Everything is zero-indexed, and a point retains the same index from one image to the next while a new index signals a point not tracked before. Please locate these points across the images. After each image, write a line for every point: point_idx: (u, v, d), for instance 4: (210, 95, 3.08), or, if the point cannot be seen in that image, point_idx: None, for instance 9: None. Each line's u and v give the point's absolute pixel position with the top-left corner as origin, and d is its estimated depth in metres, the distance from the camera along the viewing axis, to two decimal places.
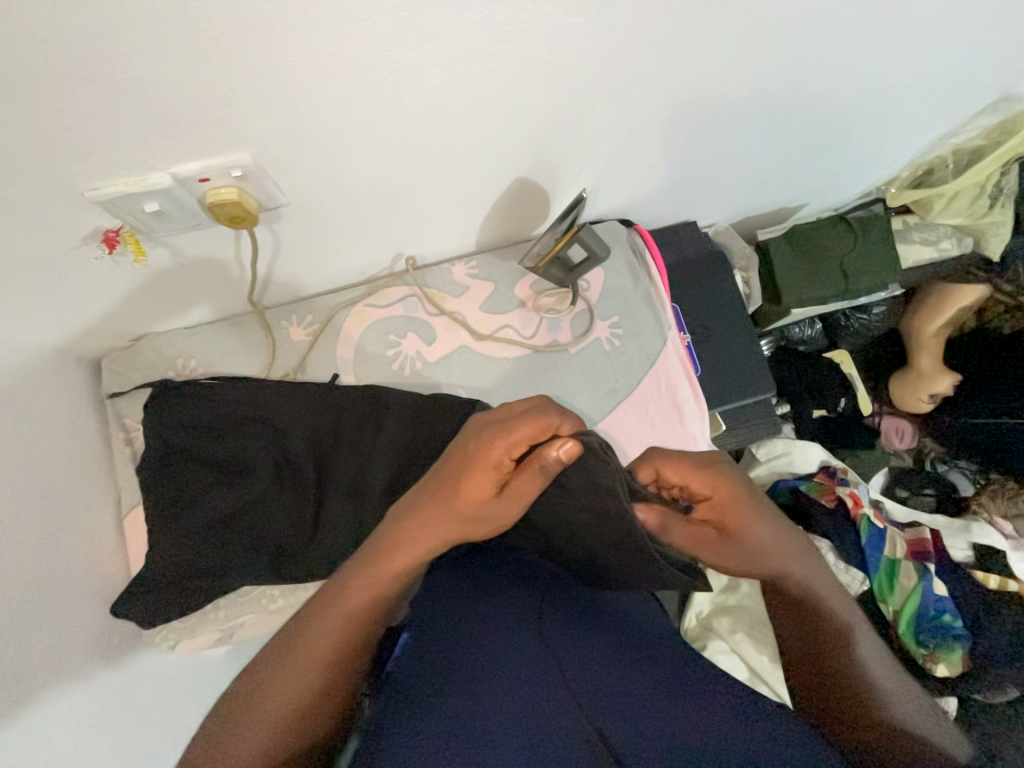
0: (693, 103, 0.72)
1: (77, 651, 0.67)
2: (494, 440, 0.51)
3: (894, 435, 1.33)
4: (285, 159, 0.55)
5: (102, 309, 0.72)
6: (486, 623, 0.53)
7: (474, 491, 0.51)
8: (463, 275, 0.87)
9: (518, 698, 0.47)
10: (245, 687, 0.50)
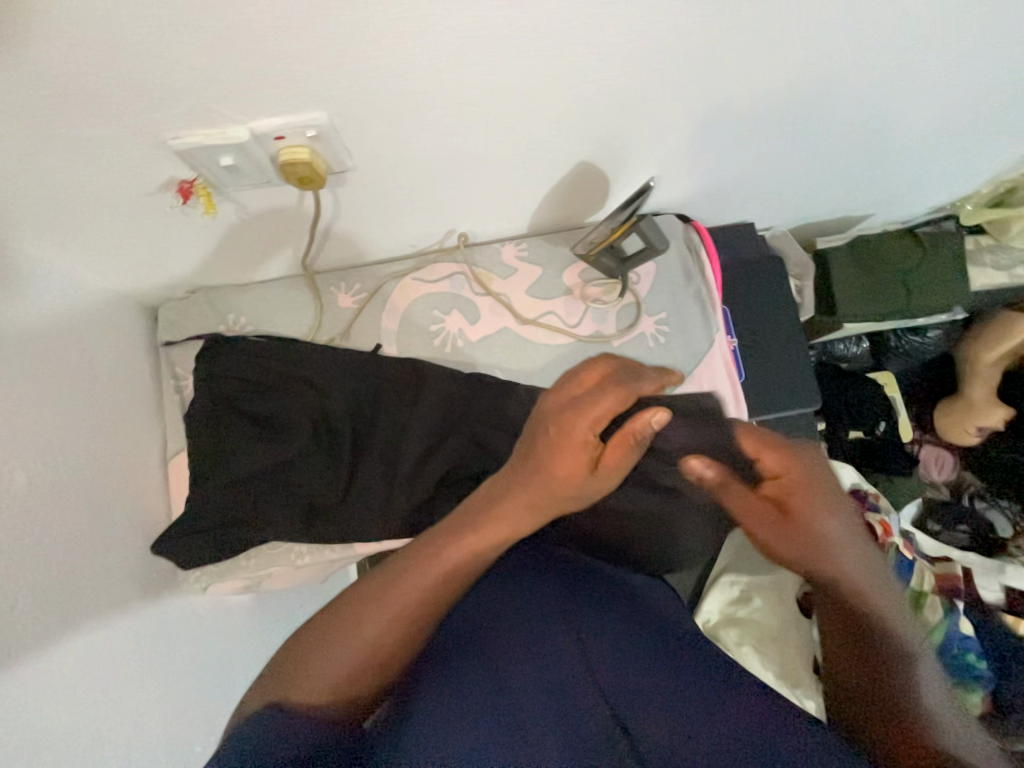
0: (774, 99, 0.69)
1: (119, 581, 0.70)
2: (577, 417, 0.48)
3: (931, 463, 1.27)
4: (360, 123, 0.55)
5: (165, 259, 0.74)
6: (514, 604, 0.55)
7: (568, 467, 0.48)
8: (512, 257, 0.87)
9: (539, 682, 0.50)
10: (303, 641, 0.46)
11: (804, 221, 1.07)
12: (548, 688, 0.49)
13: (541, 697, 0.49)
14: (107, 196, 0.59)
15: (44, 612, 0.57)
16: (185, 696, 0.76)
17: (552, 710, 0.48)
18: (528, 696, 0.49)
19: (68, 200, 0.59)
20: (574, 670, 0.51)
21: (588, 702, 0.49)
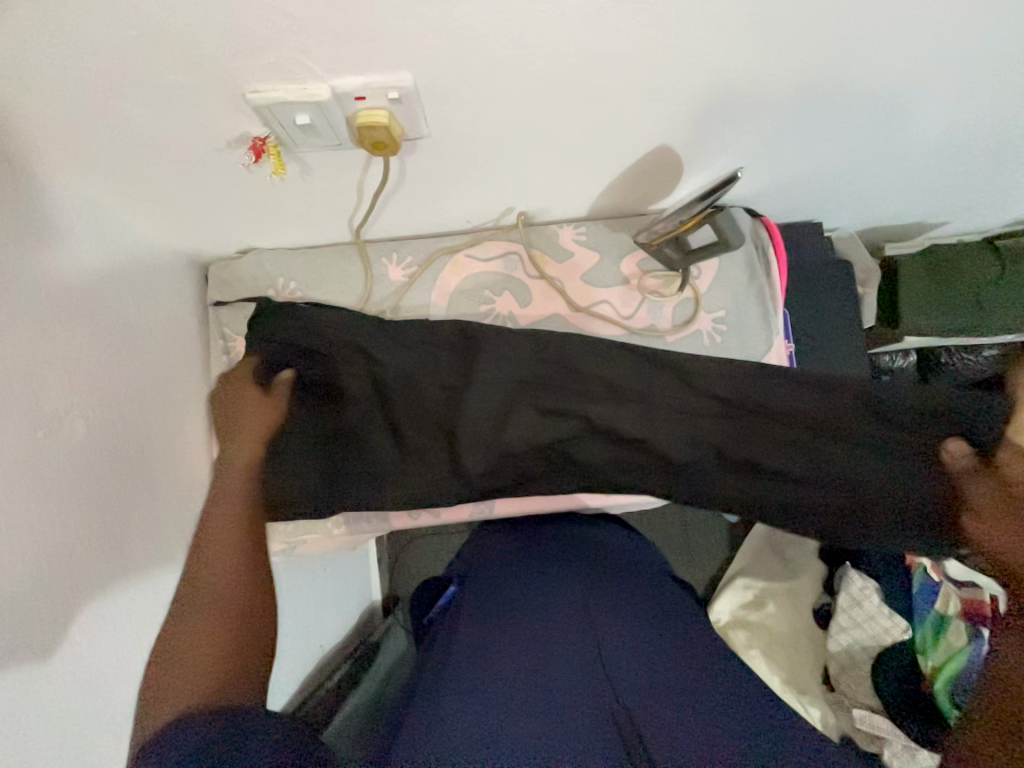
0: (877, 98, 0.64)
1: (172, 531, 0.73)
2: (249, 366, 0.75)
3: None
4: (443, 89, 0.53)
5: (222, 216, 0.73)
6: (542, 622, 0.73)
7: (253, 414, 0.72)
8: (569, 240, 0.84)
9: (571, 680, 0.65)
10: (164, 651, 0.55)
11: (874, 225, 1.01)
12: (569, 684, 0.65)
13: (569, 690, 0.64)
14: (177, 149, 0.58)
15: (98, 560, 0.59)
16: None
17: (567, 700, 0.63)
18: (560, 687, 0.64)
19: (136, 149, 0.58)
20: (599, 673, 0.66)
21: (609, 697, 0.63)
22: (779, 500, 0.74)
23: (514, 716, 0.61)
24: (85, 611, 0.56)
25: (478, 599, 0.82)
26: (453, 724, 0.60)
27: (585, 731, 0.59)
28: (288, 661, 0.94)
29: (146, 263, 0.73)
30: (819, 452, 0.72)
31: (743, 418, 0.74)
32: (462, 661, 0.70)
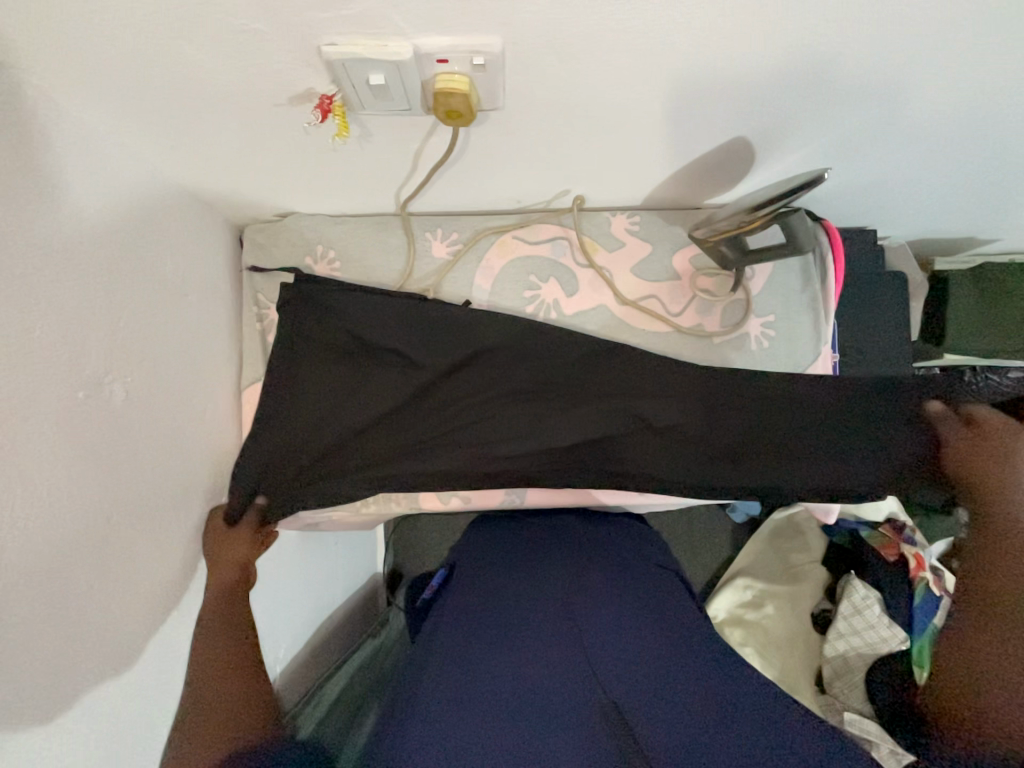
0: (968, 106, 0.61)
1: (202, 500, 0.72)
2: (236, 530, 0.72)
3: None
4: (530, 57, 0.49)
5: (268, 176, 0.69)
6: (518, 611, 0.74)
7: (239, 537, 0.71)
8: (621, 230, 0.82)
9: (551, 677, 0.63)
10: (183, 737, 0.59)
11: (927, 237, 0.98)
12: (548, 668, 0.64)
13: (553, 685, 0.62)
14: (233, 101, 0.54)
15: (131, 527, 0.57)
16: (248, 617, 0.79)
17: (549, 689, 0.62)
18: (540, 683, 0.62)
19: (191, 99, 0.54)
20: (580, 664, 0.64)
21: (594, 691, 0.61)
22: (796, 472, 0.78)
23: (491, 715, 0.59)
24: (117, 578, 0.55)
25: (466, 585, 0.83)
26: (429, 721, 0.58)
27: (569, 732, 0.57)
28: (303, 631, 0.94)
29: (184, 221, 0.70)
30: (823, 422, 0.78)
31: (761, 396, 0.79)
32: (444, 652, 0.69)
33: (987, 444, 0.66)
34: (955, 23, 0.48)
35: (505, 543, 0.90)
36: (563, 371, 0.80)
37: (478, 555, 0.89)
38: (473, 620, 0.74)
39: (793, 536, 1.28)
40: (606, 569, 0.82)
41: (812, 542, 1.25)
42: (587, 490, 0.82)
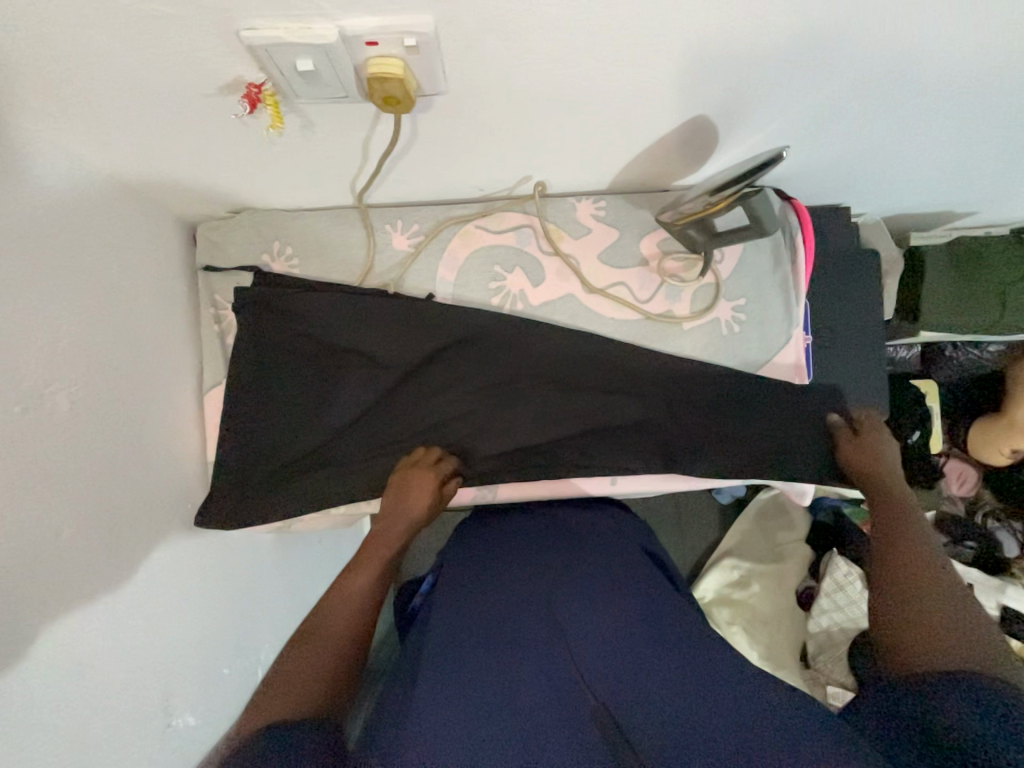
0: (932, 78, 0.59)
1: (169, 507, 0.71)
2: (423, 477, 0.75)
3: (952, 479, 1.22)
4: (468, 36, 0.46)
5: (213, 169, 0.67)
6: (502, 612, 0.68)
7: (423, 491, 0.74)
8: (587, 215, 0.80)
9: (537, 675, 0.58)
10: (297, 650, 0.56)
11: (903, 212, 0.97)
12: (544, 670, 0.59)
13: (539, 682, 0.58)
14: (162, 93, 0.51)
15: (86, 538, 0.56)
16: (226, 622, 0.78)
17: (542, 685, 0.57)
18: (522, 678, 0.58)
19: (116, 91, 0.51)
20: (562, 660, 0.60)
21: (580, 689, 0.57)
22: (740, 462, 0.80)
23: (476, 714, 0.54)
24: (76, 591, 0.54)
25: (454, 581, 0.80)
26: (412, 722, 0.53)
27: (555, 731, 0.52)
28: (285, 631, 0.94)
29: (128, 220, 0.68)
30: (764, 416, 0.80)
31: (722, 387, 0.80)
32: (429, 656, 0.64)
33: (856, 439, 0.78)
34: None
35: (491, 542, 0.86)
36: (531, 365, 0.79)
37: (463, 556, 0.84)
38: (463, 617, 0.70)
39: (780, 516, 1.27)
40: (593, 560, 0.78)
41: (798, 521, 1.24)
42: (561, 480, 0.82)
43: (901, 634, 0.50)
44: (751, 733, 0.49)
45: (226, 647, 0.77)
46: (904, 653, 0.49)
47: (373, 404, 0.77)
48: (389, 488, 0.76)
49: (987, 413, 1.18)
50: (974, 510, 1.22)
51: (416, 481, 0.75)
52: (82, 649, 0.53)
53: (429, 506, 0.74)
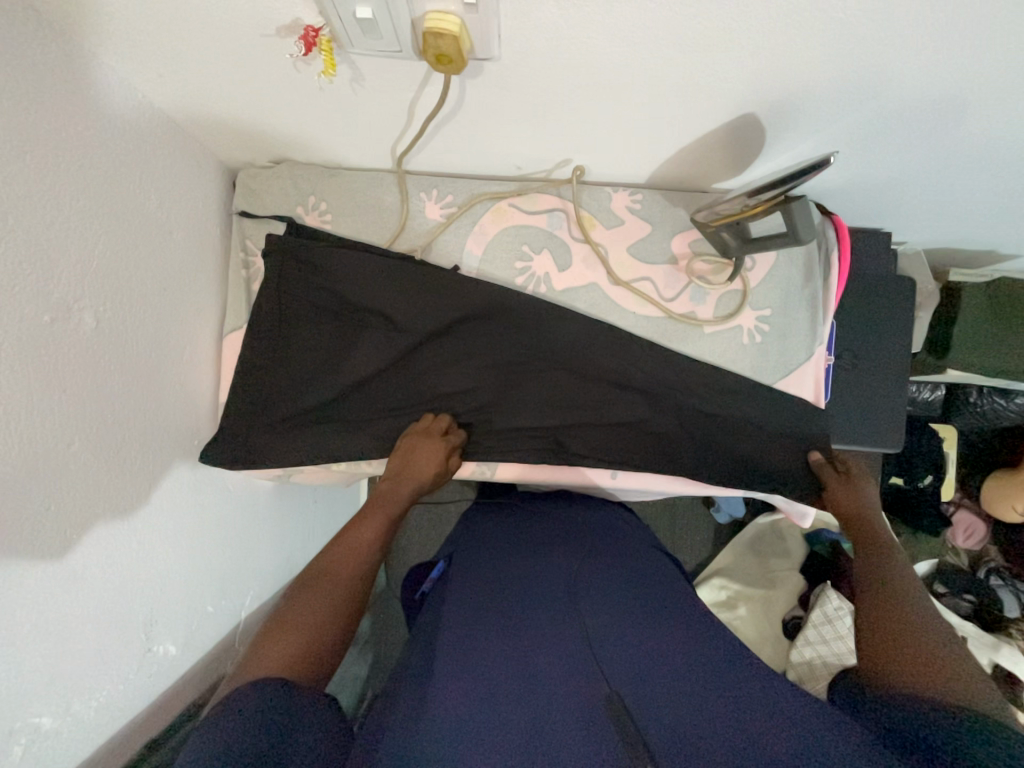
0: (992, 108, 0.57)
1: (177, 440, 0.72)
2: (429, 443, 0.76)
3: (959, 529, 1.19)
4: (527, 2, 0.46)
5: (261, 115, 0.68)
6: (508, 600, 0.67)
7: (429, 456, 0.75)
8: (622, 206, 0.79)
9: (555, 666, 0.57)
10: (292, 599, 0.57)
11: (945, 245, 0.94)
12: (551, 658, 0.58)
13: (558, 672, 0.56)
14: (222, 28, 0.52)
15: (96, 456, 0.58)
16: (217, 561, 0.80)
17: (554, 679, 0.56)
18: (543, 674, 0.56)
19: (179, 24, 0.52)
20: (577, 650, 0.59)
21: (595, 679, 0.55)
22: (743, 469, 0.80)
23: (492, 704, 0.53)
24: (82, 502, 0.55)
25: (466, 561, 0.79)
26: (432, 708, 0.52)
27: (568, 719, 0.51)
28: (270, 580, 0.95)
29: (173, 156, 0.69)
30: (773, 429, 0.80)
31: (736, 396, 0.79)
32: (447, 639, 0.62)
33: (846, 477, 0.77)
34: (987, 7, 0.45)
35: (506, 533, 0.84)
36: (546, 350, 0.79)
37: (478, 545, 0.82)
38: (474, 600, 0.69)
39: (776, 542, 1.25)
40: (601, 554, 0.77)
41: (794, 549, 1.22)
42: (560, 469, 0.82)
43: (897, 662, 0.50)
44: (771, 740, 0.47)
45: (213, 585, 0.78)
46: (896, 676, 0.49)
47: (388, 366, 0.78)
48: (396, 453, 0.76)
49: (1005, 467, 1.15)
50: (977, 565, 1.18)
51: (424, 450, 0.75)
52: (79, 560, 0.55)
53: (435, 470, 0.74)
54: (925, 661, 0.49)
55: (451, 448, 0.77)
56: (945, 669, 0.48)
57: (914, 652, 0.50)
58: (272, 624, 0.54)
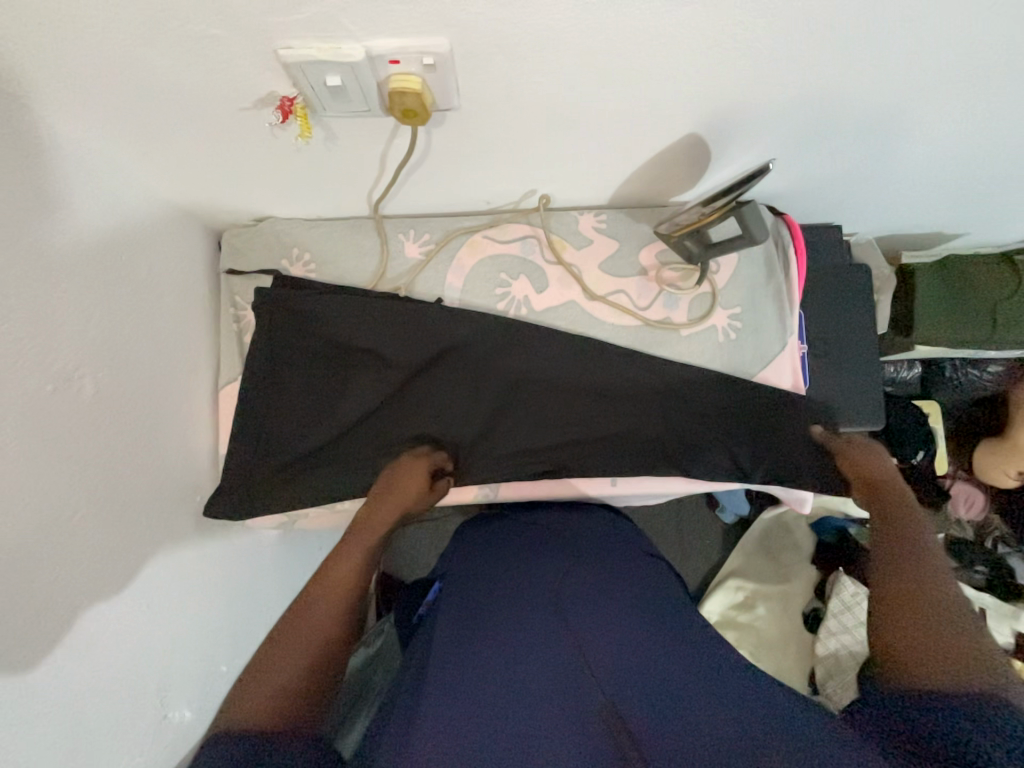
0: (902, 109, 0.64)
1: (181, 498, 0.73)
2: (407, 468, 0.77)
3: (960, 502, 1.20)
4: (478, 57, 0.52)
5: (242, 180, 0.72)
6: (499, 611, 0.68)
7: (408, 479, 0.76)
8: (589, 228, 0.84)
9: (546, 677, 0.58)
10: (272, 644, 0.56)
11: (893, 232, 1.01)
12: (547, 669, 0.59)
13: (548, 685, 0.57)
14: (202, 104, 0.57)
15: (100, 520, 0.58)
16: (227, 618, 0.79)
17: (551, 688, 0.57)
18: (533, 678, 0.58)
19: (162, 104, 0.57)
20: (572, 662, 0.59)
21: (589, 690, 0.56)
22: (738, 461, 0.82)
23: (481, 711, 0.55)
24: (90, 568, 0.55)
25: (457, 579, 0.80)
26: (415, 736, 0.53)
27: (559, 731, 0.52)
28: None
29: (160, 225, 0.73)
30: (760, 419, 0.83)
31: (720, 392, 0.83)
32: (436, 660, 0.63)
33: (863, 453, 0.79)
34: (881, 25, 0.51)
35: (491, 543, 0.84)
36: (534, 368, 0.82)
37: (464, 563, 0.82)
38: (465, 614, 0.70)
39: (783, 535, 1.24)
40: (593, 558, 0.77)
41: (802, 541, 1.22)
42: (560, 483, 0.83)
43: (915, 641, 0.51)
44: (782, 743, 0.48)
45: (224, 645, 0.77)
46: (898, 643, 0.52)
47: (385, 402, 0.81)
48: (379, 480, 0.77)
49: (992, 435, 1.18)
50: (982, 536, 1.20)
51: (406, 471, 0.77)
52: (88, 627, 0.54)
53: (420, 491, 0.76)
54: (945, 640, 0.50)
55: (427, 468, 0.78)
56: (962, 650, 0.49)
57: (934, 631, 0.51)
58: (253, 667, 0.53)
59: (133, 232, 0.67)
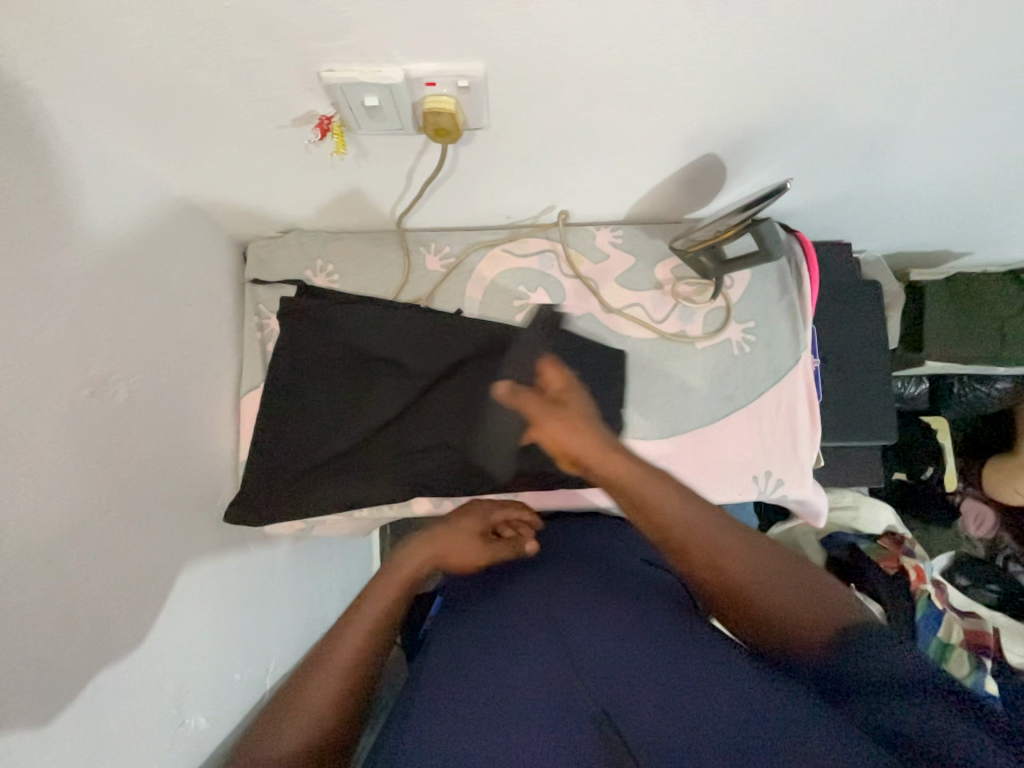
0: (913, 131, 0.67)
1: (203, 503, 0.74)
2: (468, 530, 0.74)
3: (970, 520, 1.21)
4: (510, 81, 0.54)
5: (272, 193, 0.75)
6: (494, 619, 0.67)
7: (469, 542, 0.73)
8: (605, 243, 0.86)
9: (531, 679, 0.57)
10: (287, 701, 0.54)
11: (901, 250, 1.03)
12: (535, 674, 0.57)
13: (535, 687, 0.56)
14: (242, 121, 0.59)
15: (128, 522, 0.59)
16: (242, 624, 0.78)
17: (538, 690, 0.55)
18: (519, 681, 0.57)
19: (204, 121, 0.60)
20: (562, 664, 0.57)
21: (581, 695, 0.54)
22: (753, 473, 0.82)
23: (468, 718, 0.55)
24: (117, 569, 0.56)
25: (459, 590, 0.79)
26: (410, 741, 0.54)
27: (541, 737, 0.51)
28: (291, 641, 0.92)
29: (192, 235, 0.75)
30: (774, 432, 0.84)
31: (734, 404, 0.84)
32: (431, 670, 0.64)
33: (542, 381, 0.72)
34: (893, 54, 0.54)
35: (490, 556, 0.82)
36: None
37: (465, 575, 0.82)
38: (462, 624, 0.70)
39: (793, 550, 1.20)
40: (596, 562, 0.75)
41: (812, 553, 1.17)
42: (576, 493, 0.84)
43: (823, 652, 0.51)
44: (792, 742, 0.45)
45: (238, 651, 0.77)
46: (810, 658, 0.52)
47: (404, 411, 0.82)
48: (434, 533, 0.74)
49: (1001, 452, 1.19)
50: (994, 553, 1.20)
51: (469, 535, 0.74)
52: (114, 627, 0.55)
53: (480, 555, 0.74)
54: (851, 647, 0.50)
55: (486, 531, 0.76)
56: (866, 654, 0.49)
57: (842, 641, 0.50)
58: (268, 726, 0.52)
59: (168, 242, 0.70)
